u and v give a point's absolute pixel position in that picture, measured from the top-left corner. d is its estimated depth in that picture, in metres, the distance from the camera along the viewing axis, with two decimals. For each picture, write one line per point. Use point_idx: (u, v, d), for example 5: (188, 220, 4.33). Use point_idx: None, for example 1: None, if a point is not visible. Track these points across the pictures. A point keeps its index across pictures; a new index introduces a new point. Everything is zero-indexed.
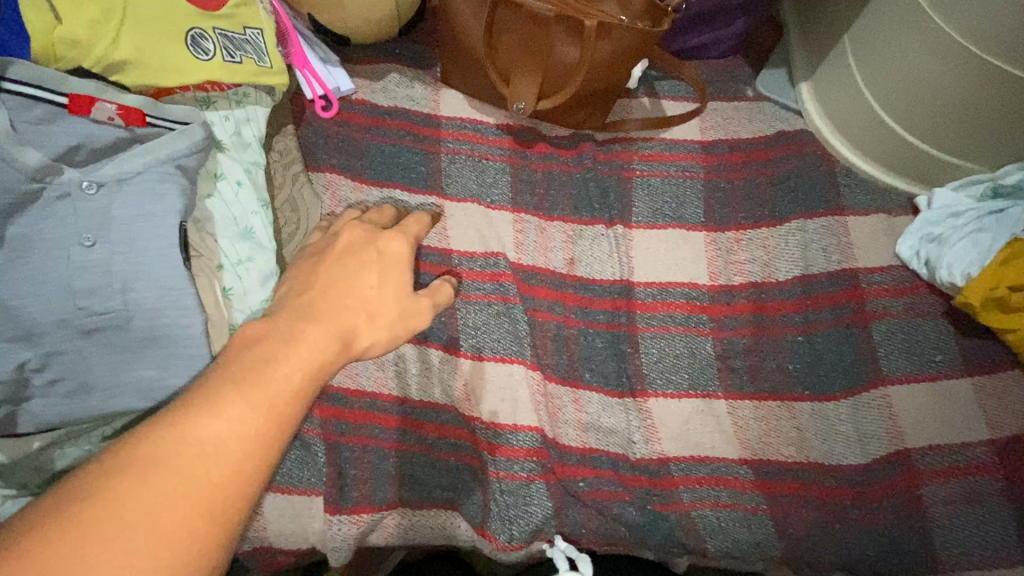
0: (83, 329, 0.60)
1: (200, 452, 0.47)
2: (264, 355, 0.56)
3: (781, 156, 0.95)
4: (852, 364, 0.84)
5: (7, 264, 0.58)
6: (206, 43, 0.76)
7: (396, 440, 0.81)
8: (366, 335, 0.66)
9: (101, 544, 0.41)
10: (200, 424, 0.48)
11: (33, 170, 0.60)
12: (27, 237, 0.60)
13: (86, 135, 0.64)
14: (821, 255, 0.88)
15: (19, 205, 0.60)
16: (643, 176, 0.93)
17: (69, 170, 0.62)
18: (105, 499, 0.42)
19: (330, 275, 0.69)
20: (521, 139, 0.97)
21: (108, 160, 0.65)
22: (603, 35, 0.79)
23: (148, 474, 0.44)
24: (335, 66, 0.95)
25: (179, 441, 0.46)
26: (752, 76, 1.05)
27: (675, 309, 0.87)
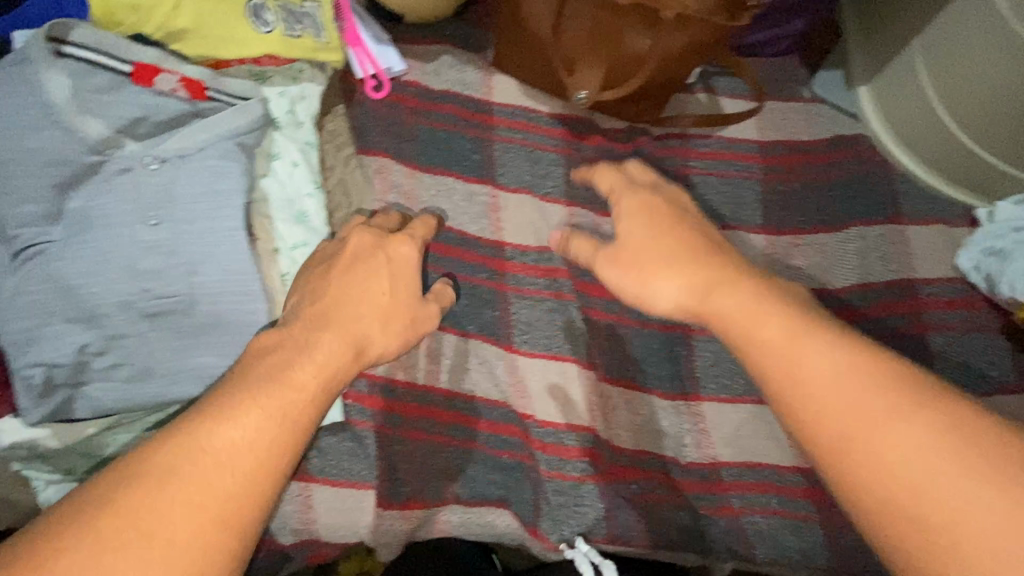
0: (147, 313, 0.57)
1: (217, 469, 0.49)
2: (279, 363, 0.56)
3: (841, 161, 0.93)
4: (908, 374, 0.83)
5: (68, 240, 0.56)
6: (266, 14, 0.72)
7: (447, 435, 0.79)
8: (374, 341, 0.64)
9: (130, 543, 0.44)
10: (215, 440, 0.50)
11: (94, 143, 0.57)
12: (86, 213, 0.56)
13: (149, 107, 0.61)
14: (879, 264, 0.87)
15: (78, 178, 0.57)
16: (700, 175, 0.92)
17: (130, 143, 0.59)
18: (137, 506, 0.46)
19: (342, 282, 0.65)
20: (575, 130, 0.95)
21: (168, 133, 0.61)
22: (681, 27, 0.76)
23: (163, 484, 0.47)
24: (387, 45, 0.92)
25: (198, 451, 0.49)
26: (808, 76, 1.03)
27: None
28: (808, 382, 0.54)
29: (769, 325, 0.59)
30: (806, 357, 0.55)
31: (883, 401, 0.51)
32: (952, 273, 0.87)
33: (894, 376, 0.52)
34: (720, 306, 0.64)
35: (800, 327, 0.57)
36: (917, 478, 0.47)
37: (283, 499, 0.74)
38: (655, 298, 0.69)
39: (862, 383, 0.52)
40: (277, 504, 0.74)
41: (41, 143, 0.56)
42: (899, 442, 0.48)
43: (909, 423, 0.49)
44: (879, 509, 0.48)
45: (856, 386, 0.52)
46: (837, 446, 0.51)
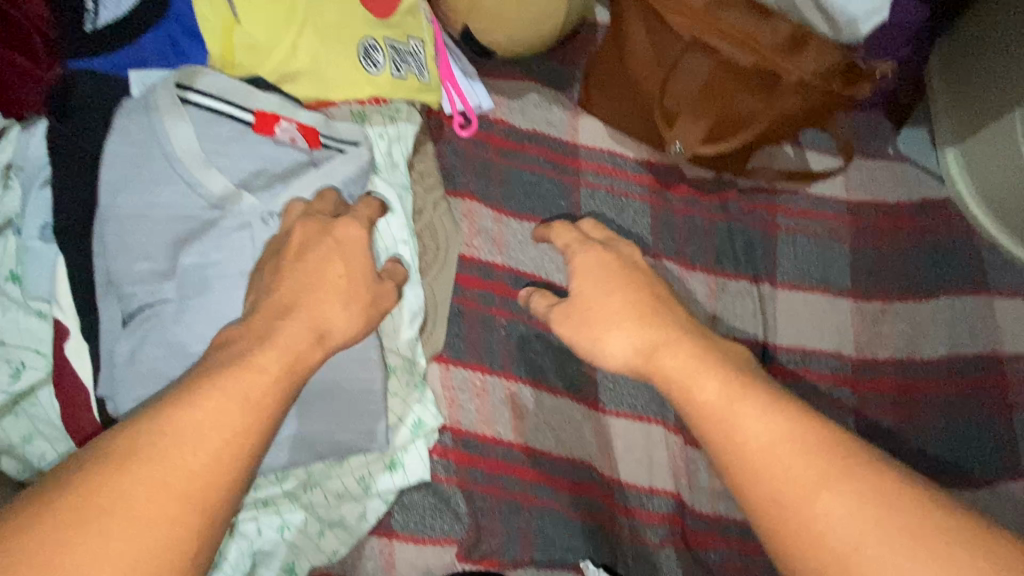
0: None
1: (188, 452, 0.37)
2: (239, 348, 0.44)
3: (926, 226, 0.93)
4: (996, 451, 0.81)
5: (184, 303, 0.53)
6: (376, 54, 0.69)
7: (530, 494, 0.77)
8: (341, 325, 0.50)
9: (78, 544, 0.33)
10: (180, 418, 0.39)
11: (215, 198, 0.55)
12: (202, 273, 0.54)
13: (268, 159, 0.58)
14: (968, 336, 0.86)
15: (195, 234, 0.54)
16: (789, 233, 0.90)
17: (248, 198, 0.56)
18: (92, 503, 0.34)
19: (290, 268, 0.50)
20: (662, 178, 0.92)
21: (283, 185, 0.58)
22: (798, 91, 0.74)
23: (124, 466, 0.36)
24: (476, 80, 0.89)
25: (167, 427, 0.38)
26: (894, 132, 1.01)
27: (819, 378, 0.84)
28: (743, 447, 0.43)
29: (704, 382, 0.47)
30: (742, 412, 0.44)
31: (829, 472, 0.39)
32: None
33: (825, 440, 0.41)
34: (665, 369, 0.50)
35: (745, 383, 0.45)
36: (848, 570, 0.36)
37: (364, 555, 0.73)
38: (607, 357, 0.54)
39: (801, 452, 0.40)
40: (359, 559, 0.72)
41: (163, 199, 0.54)
42: (831, 522, 0.37)
43: (851, 492, 0.38)
44: None
45: (792, 455, 0.41)
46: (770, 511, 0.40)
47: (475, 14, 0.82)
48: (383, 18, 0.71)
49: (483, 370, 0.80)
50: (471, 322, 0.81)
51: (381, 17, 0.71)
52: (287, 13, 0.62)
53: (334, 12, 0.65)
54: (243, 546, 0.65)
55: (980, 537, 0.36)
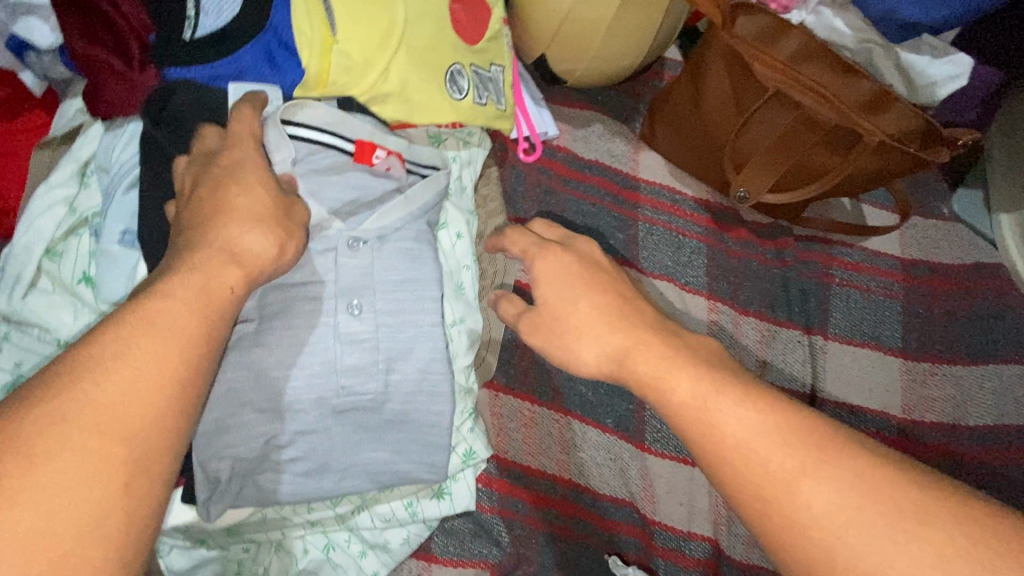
0: (336, 408, 0.55)
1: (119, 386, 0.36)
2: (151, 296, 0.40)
3: (978, 289, 0.93)
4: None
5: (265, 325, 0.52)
6: (462, 81, 0.69)
7: (570, 528, 0.76)
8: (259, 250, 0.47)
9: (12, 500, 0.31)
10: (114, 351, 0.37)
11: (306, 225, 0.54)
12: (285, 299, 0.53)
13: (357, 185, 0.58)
14: (1015, 406, 0.85)
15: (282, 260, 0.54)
16: (842, 285, 0.90)
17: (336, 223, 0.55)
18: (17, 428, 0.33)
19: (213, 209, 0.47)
20: (720, 219, 0.92)
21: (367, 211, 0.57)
22: (877, 152, 0.74)
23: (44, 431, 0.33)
24: (543, 107, 0.89)
25: (99, 358, 0.36)
26: (948, 192, 1.01)
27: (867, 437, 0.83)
28: (722, 446, 0.40)
29: (675, 380, 0.44)
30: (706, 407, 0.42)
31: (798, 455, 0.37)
32: None
33: (800, 428, 0.38)
34: (637, 374, 0.47)
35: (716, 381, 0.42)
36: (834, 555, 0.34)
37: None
38: (579, 364, 0.51)
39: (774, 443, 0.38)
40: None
41: None
42: (813, 503, 0.35)
43: (833, 476, 0.36)
44: None
45: (770, 448, 0.38)
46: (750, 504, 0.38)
47: (554, 44, 0.82)
48: (471, 44, 0.70)
49: (533, 401, 0.78)
50: (524, 351, 0.79)
51: (470, 43, 0.70)
52: (386, 36, 0.61)
53: (429, 37, 0.65)
54: (285, 560, 0.64)
55: (988, 520, 0.33)
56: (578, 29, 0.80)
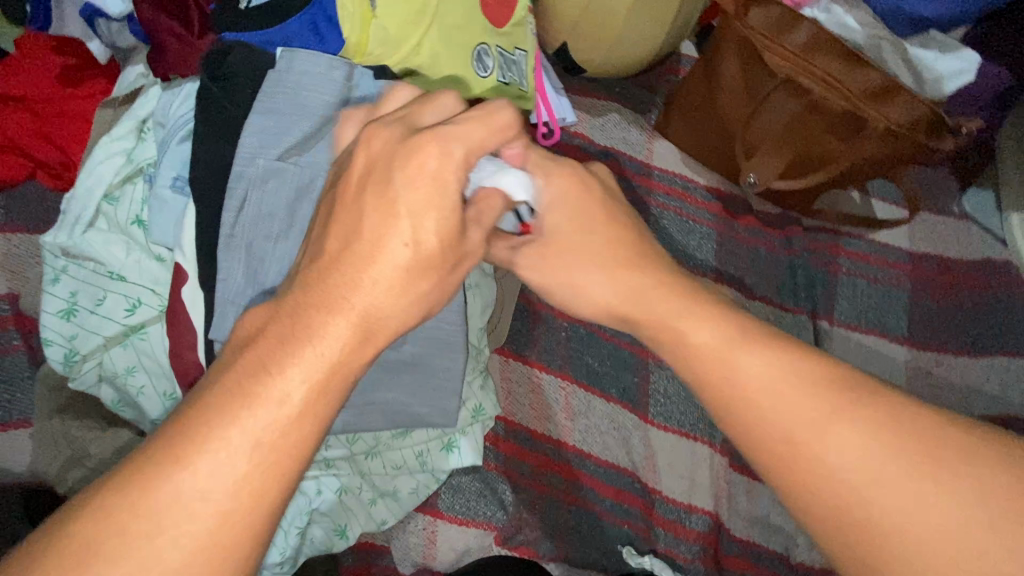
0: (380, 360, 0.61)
1: (277, 415, 0.37)
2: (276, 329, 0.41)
3: (985, 283, 0.94)
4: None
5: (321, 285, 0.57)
6: (488, 60, 0.74)
7: (573, 493, 0.79)
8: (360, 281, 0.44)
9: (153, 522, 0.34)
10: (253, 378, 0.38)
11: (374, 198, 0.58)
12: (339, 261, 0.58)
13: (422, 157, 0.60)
14: (1022, 398, 0.86)
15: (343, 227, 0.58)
16: (848, 274, 0.93)
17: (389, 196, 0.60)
18: (159, 485, 0.35)
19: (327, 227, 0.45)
20: (730, 207, 0.95)
21: None
22: (882, 138, 0.77)
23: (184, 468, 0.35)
24: (563, 96, 0.94)
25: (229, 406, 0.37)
26: (960, 191, 1.03)
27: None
28: (751, 399, 0.43)
29: (691, 329, 0.47)
30: (721, 359, 0.45)
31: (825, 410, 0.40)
32: None
33: (842, 393, 0.40)
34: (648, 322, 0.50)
35: (738, 337, 0.45)
36: (865, 496, 0.36)
37: (409, 530, 0.74)
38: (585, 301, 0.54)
39: (809, 401, 0.40)
40: (404, 533, 0.74)
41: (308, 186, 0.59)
42: (839, 445, 0.38)
43: (862, 421, 0.38)
44: (843, 528, 0.37)
45: (799, 397, 0.41)
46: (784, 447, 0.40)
47: (575, 33, 0.87)
48: (498, 27, 0.76)
49: (541, 368, 0.82)
50: (536, 321, 0.83)
51: (497, 26, 0.76)
52: (419, 13, 0.66)
53: (459, 18, 0.70)
54: (302, 504, 0.67)
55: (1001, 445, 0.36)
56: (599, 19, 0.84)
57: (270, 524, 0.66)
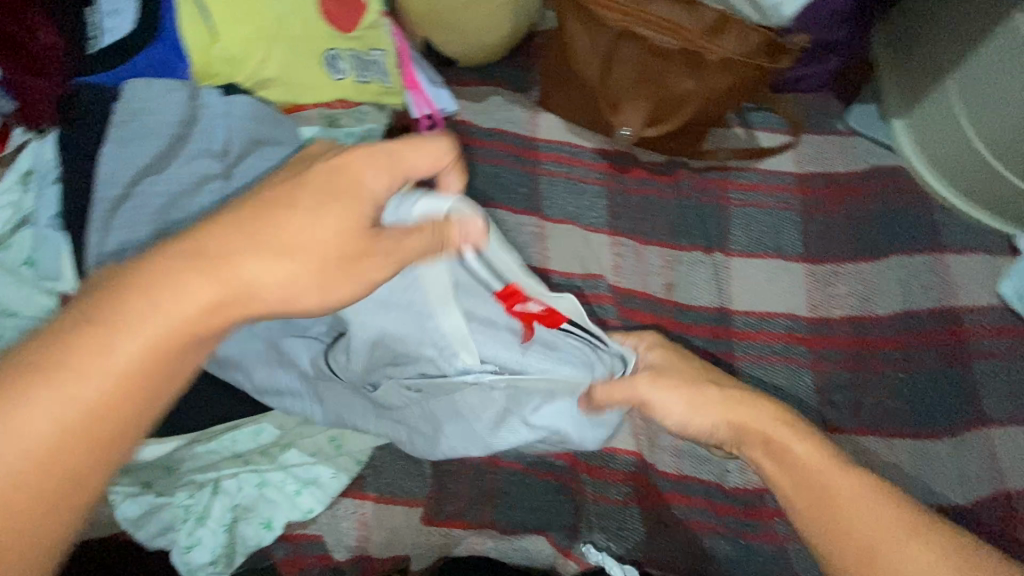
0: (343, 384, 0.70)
1: (114, 374, 0.39)
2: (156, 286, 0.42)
3: (874, 192, 0.97)
4: (958, 408, 0.84)
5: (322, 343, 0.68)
6: (341, 63, 0.80)
7: (497, 457, 0.80)
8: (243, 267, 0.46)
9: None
10: (122, 328, 0.40)
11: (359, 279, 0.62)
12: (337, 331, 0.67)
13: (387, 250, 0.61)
14: (921, 292, 0.89)
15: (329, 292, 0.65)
16: (740, 206, 0.95)
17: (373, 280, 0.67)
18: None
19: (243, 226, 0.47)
20: (618, 164, 0.99)
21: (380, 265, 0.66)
22: (723, 70, 0.81)
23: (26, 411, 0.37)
24: (441, 87, 0.98)
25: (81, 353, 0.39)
26: (843, 110, 1.06)
27: (915, 348, 0.86)
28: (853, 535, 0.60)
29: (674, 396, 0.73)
30: (846, 491, 0.62)
31: (897, 532, 0.59)
32: (993, 300, 0.88)
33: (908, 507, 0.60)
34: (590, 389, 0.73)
35: (837, 462, 0.65)
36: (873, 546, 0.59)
37: (339, 517, 0.76)
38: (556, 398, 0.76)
39: (781, 468, 0.67)
40: (334, 520, 0.76)
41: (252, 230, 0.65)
42: (918, 559, 0.57)
43: (928, 544, 0.57)
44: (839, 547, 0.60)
45: (874, 506, 0.60)
46: (866, 555, 0.58)
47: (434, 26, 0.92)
48: (347, 32, 0.81)
49: None
50: None
51: (345, 31, 0.81)
52: (260, 29, 0.72)
53: (303, 28, 0.75)
54: (225, 501, 0.72)
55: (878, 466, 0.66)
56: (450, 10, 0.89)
57: (194, 525, 0.70)
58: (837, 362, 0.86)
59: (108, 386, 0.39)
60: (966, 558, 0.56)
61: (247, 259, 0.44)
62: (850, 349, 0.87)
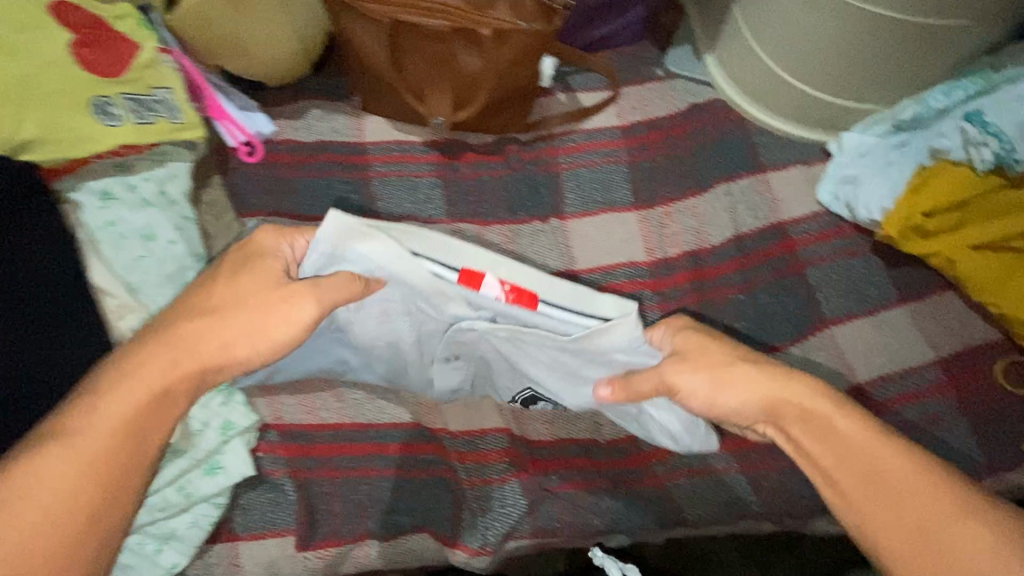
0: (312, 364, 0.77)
1: (110, 417, 0.55)
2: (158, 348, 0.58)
3: (697, 127, 0.99)
4: (800, 317, 0.87)
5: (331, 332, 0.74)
6: (113, 109, 0.77)
7: (366, 466, 0.80)
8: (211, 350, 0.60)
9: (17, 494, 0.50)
10: (121, 383, 0.56)
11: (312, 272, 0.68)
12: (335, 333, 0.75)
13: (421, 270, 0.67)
14: (749, 215, 0.92)
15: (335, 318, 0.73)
16: (569, 169, 0.97)
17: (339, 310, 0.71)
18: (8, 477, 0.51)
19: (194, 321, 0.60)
20: (448, 151, 0.99)
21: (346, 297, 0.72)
22: (502, 42, 0.82)
23: (68, 445, 0.53)
24: (255, 111, 0.96)
25: (89, 407, 0.55)
26: (661, 57, 1.08)
27: (754, 267, 0.89)
28: (915, 525, 0.54)
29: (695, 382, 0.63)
30: (896, 469, 0.56)
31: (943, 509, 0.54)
32: (816, 207, 0.91)
33: (938, 481, 0.55)
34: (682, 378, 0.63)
35: (881, 437, 0.58)
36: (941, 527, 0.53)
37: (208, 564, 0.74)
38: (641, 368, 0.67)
39: (818, 438, 0.60)
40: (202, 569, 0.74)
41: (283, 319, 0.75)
42: (972, 540, 0.52)
43: (980, 525, 0.52)
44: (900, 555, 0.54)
45: (921, 483, 0.55)
46: (917, 532, 0.54)
47: (207, 45, 0.90)
48: (113, 76, 0.78)
49: None
50: None
51: (110, 75, 0.78)
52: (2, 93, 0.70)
53: (58, 84, 0.73)
54: None
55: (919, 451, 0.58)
56: (216, 24, 0.87)
57: None
58: (683, 299, 0.89)
59: (119, 421, 0.55)
60: (997, 523, 0.52)
61: (237, 346, 0.61)
62: (692, 284, 0.89)
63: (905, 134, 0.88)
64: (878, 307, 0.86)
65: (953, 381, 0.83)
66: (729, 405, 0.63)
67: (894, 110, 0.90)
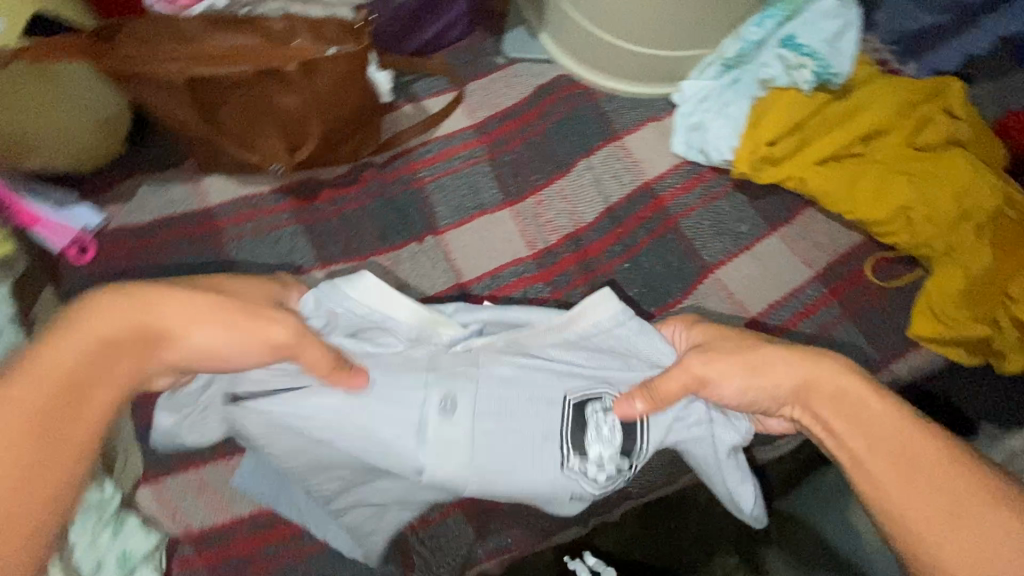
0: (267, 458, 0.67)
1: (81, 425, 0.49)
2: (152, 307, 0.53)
3: (547, 110, 0.99)
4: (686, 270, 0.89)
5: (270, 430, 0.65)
6: None
7: (295, 549, 0.75)
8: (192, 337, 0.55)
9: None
10: (18, 377, 0.47)
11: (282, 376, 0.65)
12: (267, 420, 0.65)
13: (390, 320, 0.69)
14: (615, 183, 0.93)
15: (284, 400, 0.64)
16: (432, 181, 0.94)
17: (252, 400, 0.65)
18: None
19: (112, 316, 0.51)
20: (302, 194, 0.93)
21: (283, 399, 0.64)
22: (313, 71, 0.79)
23: (6, 475, 0.44)
24: (76, 204, 0.87)
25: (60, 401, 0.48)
26: (498, 43, 1.05)
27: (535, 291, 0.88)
28: (942, 514, 0.49)
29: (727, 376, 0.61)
30: (926, 446, 0.52)
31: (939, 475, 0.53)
32: (675, 160, 0.93)
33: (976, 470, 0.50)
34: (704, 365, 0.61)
35: (910, 417, 0.54)
36: (974, 510, 0.49)
37: None
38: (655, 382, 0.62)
39: (841, 416, 0.56)
40: None
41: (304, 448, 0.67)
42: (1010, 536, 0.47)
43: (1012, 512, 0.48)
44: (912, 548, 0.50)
45: (947, 469, 0.51)
46: (950, 516, 0.49)
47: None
48: None
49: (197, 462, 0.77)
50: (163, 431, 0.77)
51: None
52: None
53: None
54: None
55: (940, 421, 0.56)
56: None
57: None
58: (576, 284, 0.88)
59: (86, 424, 0.49)
60: None
61: (193, 327, 0.55)
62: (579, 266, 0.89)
63: (734, 71, 0.92)
64: (751, 242, 0.89)
65: (834, 292, 0.88)
66: (766, 389, 0.60)
67: (720, 50, 0.94)
